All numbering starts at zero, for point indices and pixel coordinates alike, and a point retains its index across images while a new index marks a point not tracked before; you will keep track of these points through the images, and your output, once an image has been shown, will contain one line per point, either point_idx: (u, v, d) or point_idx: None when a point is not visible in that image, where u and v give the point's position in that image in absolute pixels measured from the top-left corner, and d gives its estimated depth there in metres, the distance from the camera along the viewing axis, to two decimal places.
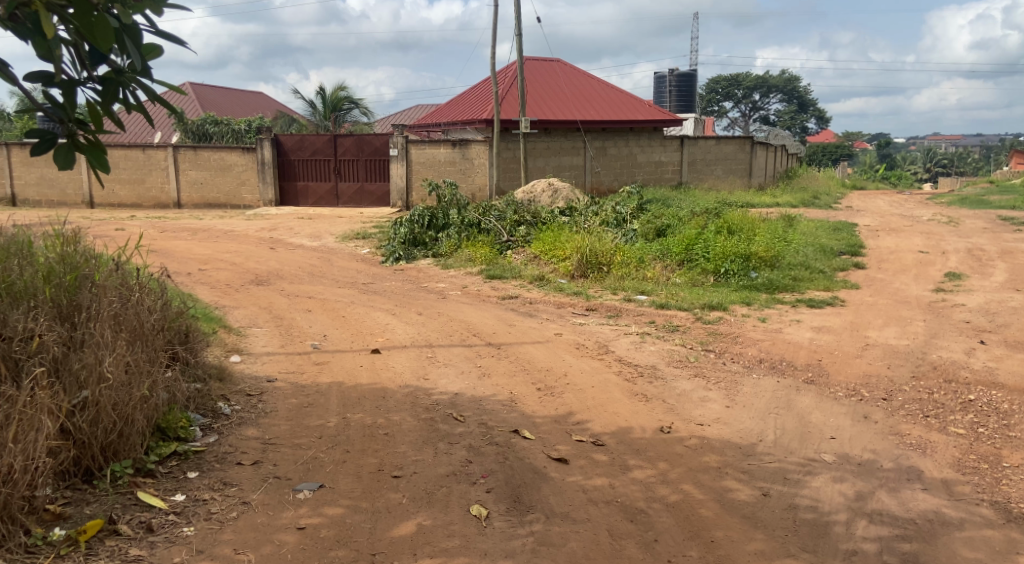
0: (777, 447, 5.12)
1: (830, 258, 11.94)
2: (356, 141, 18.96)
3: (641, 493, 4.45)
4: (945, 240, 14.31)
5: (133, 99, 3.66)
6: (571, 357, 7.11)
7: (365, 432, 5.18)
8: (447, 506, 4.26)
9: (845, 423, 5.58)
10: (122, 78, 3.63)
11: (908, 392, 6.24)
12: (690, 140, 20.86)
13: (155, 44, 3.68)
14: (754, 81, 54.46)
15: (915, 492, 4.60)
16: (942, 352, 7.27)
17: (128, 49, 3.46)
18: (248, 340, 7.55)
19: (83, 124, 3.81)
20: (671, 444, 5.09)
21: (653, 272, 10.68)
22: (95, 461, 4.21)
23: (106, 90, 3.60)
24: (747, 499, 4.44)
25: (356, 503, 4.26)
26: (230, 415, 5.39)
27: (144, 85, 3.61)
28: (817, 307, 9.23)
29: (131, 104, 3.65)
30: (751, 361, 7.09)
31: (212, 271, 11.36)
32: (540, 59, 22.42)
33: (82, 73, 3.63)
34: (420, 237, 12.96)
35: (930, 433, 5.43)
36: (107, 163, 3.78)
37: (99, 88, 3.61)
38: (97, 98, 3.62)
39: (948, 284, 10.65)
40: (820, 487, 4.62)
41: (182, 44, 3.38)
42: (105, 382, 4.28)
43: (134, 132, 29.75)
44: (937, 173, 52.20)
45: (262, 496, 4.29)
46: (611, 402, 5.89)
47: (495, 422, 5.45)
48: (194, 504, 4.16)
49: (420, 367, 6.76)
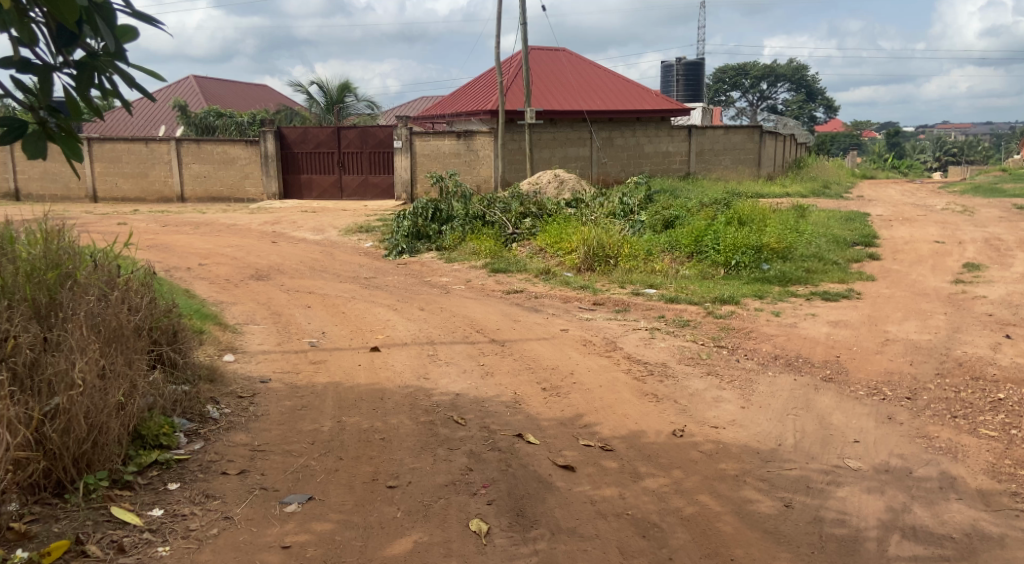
0: (797, 453, 4.82)
1: (844, 249, 11.57)
2: (360, 133, 18.64)
3: (653, 504, 4.16)
4: (961, 230, 13.90)
5: (110, 85, 3.34)
6: (578, 354, 6.80)
7: (360, 438, 4.89)
8: (445, 521, 3.96)
9: (869, 425, 5.26)
10: (98, 62, 3.31)
11: (934, 391, 5.92)
12: (698, 130, 20.34)
13: (132, 26, 3.36)
14: (762, 70, 53.79)
15: (949, 503, 4.29)
16: (967, 348, 6.92)
17: (101, 30, 3.16)
18: (244, 339, 7.25)
19: (56, 111, 3.49)
20: (685, 450, 4.79)
21: (662, 264, 10.39)
22: (67, 474, 3.93)
23: (81, 75, 3.28)
24: (768, 511, 4.14)
25: (347, 518, 3.97)
26: (219, 419, 5.10)
27: (123, 70, 3.30)
28: (832, 299, 8.92)
29: (109, 92, 3.33)
30: (766, 358, 6.76)
31: (212, 266, 11.10)
32: (546, 48, 22.06)
33: (58, 56, 3.33)
34: (423, 230, 12.67)
35: (961, 436, 5.11)
36: (82, 154, 3.44)
37: (75, 73, 3.29)
38: (72, 83, 3.30)
39: (967, 275, 10.28)
40: (846, 497, 4.31)
41: (159, 25, 3.05)
42: (77, 388, 3.97)
43: (138, 125, 29.54)
44: (947, 162, 51.53)
45: (246, 510, 4.00)
46: (620, 403, 5.59)
47: (498, 425, 5.14)
48: (172, 520, 3.87)
49: (420, 366, 6.45)
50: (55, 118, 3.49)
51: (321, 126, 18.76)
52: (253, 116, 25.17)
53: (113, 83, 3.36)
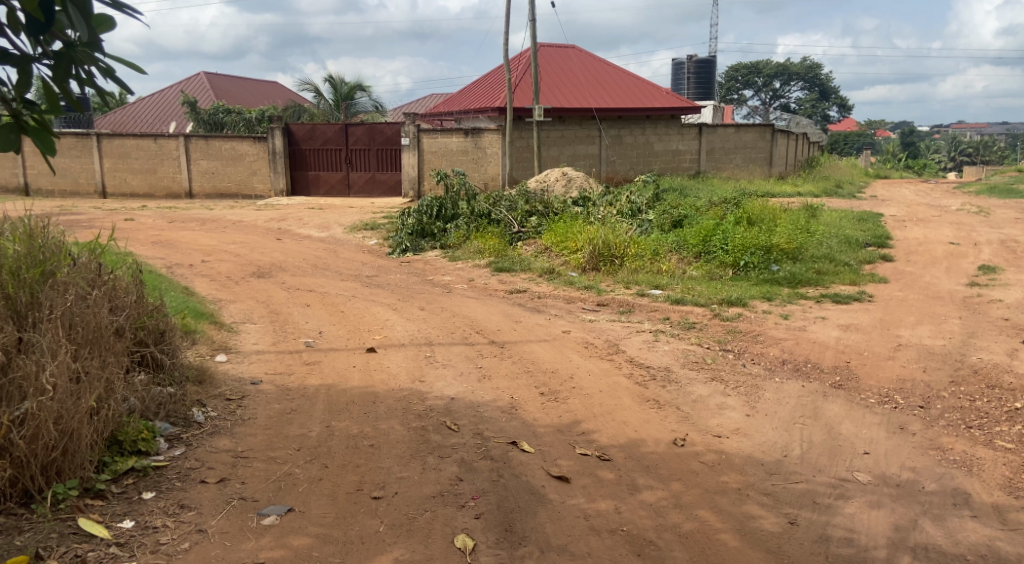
0: (804, 465, 4.60)
1: (856, 250, 11.32)
2: (367, 130, 18.43)
3: (650, 520, 3.95)
4: (976, 231, 13.60)
5: (89, 79, 3.09)
6: (579, 357, 6.60)
7: (349, 444, 4.70)
8: (428, 537, 3.77)
9: (879, 436, 5.03)
10: (75, 53, 3.08)
11: (948, 399, 5.68)
12: (709, 128, 20.05)
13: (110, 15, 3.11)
14: (774, 69, 53.42)
15: (963, 521, 4.07)
16: (983, 354, 6.67)
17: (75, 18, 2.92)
18: (239, 338, 7.07)
19: (30, 103, 3.28)
20: (686, 461, 4.58)
21: (669, 264, 10.16)
22: (35, 482, 3.77)
23: (56, 66, 3.04)
24: (772, 528, 3.93)
25: (327, 532, 3.78)
26: (204, 423, 4.91)
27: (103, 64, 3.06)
28: (843, 302, 8.66)
29: (88, 87, 3.09)
30: (773, 362, 6.54)
31: (215, 262, 10.94)
32: (555, 45, 21.83)
33: (37, 46, 3.11)
34: (427, 228, 12.45)
35: (976, 448, 4.87)
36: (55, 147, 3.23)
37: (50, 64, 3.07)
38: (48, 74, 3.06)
39: (982, 278, 10.00)
40: (854, 514, 4.09)
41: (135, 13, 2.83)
42: (47, 393, 3.81)
43: (148, 122, 29.46)
44: (962, 163, 51.04)
45: (222, 522, 3.82)
46: (620, 409, 5.38)
47: (493, 432, 4.94)
48: (142, 533, 3.70)
49: (416, 368, 6.27)
50: (29, 111, 3.29)
51: (328, 123, 18.57)
52: (261, 112, 25.02)
53: (91, 75, 3.13)
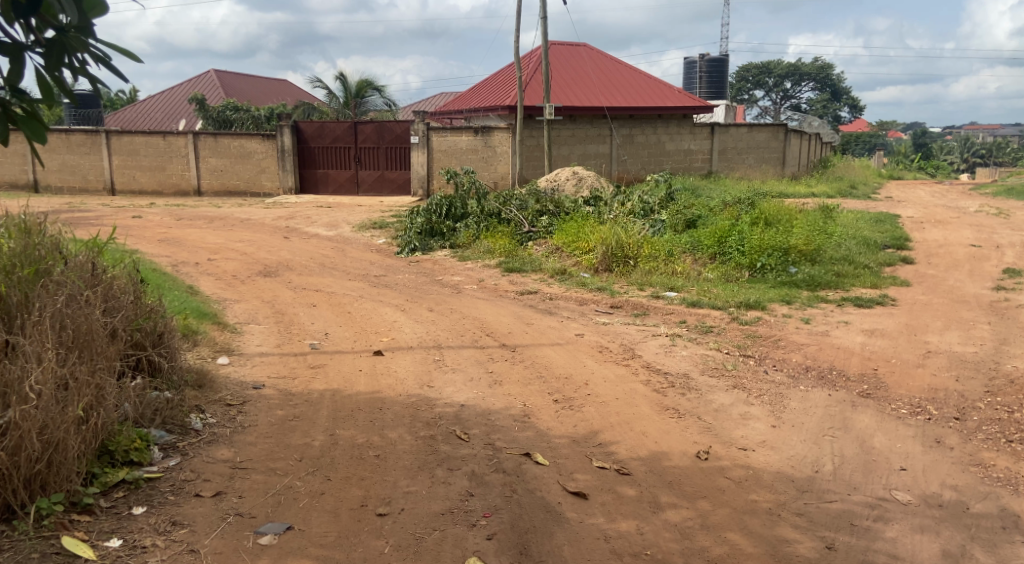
0: (838, 482, 4.32)
1: (875, 251, 11.02)
2: (376, 128, 18.17)
3: (677, 543, 3.69)
4: (998, 233, 13.26)
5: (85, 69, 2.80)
6: (593, 361, 6.34)
7: (353, 454, 4.44)
8: (437, 560, 3.52)
9: (915, 450, 4.75)
10: (67, 39, 2.77)
11: (984, 410, 5.40)
12: (721, 127, 19.73)
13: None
14: (785, 69, 53.06)
15: (1014, 548, 3.79)
16: (1017, 362, 6.38)
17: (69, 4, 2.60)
18: (242, 339, 6.82)
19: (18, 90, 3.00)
20: (711, 476, 4.31)
21: (683, 265, 9.86)
22: (17, 497, 3.52)
23: (48, 53, 2.75)
24: (808, 554, 3.66)
25: (329, 553, 3.54)
26: (202, 431, 4.65)
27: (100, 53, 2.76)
28: (866, 306, 8.36)
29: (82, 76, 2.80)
30: (796, 369, 6.27)
31: (221, 261, 10.72)
32: (565, 43, 21.50)
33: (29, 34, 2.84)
34: (436, 227, 12.19)
35: (1018, 464, 4.59)
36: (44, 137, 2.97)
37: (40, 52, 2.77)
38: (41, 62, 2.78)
39: (1007, 281, 9.72)
40: (896, 538, 3.82)
41: None
42: (31, 401, 3.56)
43: (158, 119, 29.31)
44: (975, 164, 50.44)
45: (215, 541, 3.58)
46: (638, 419, 5.11)
47: (505, 442, 4.68)
48: (129, 554, 3.46)
49: (424, 372, 6.00)
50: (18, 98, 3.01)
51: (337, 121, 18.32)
52: (270, 109, 24.80)
53: (85, 63, 2.84)
